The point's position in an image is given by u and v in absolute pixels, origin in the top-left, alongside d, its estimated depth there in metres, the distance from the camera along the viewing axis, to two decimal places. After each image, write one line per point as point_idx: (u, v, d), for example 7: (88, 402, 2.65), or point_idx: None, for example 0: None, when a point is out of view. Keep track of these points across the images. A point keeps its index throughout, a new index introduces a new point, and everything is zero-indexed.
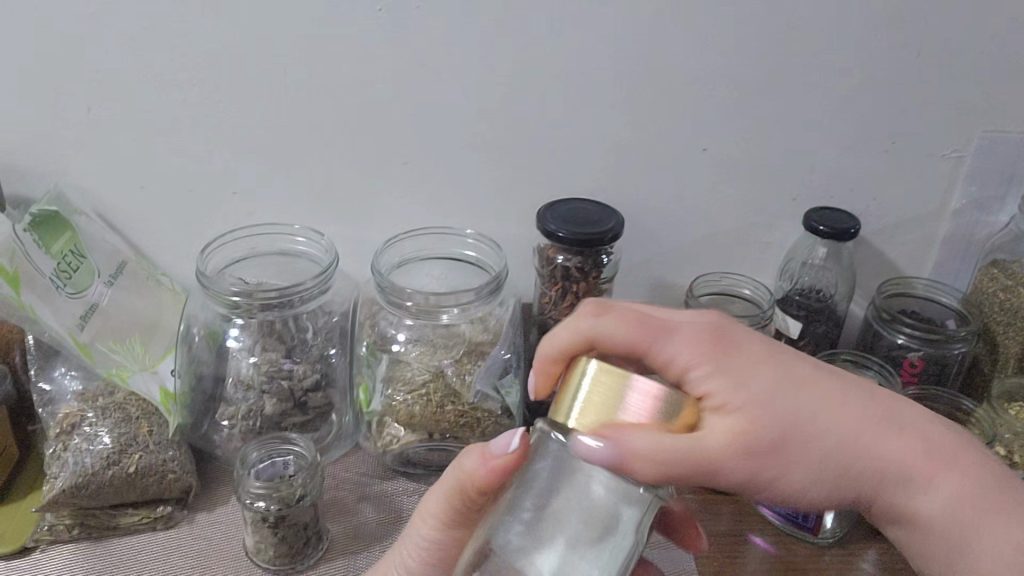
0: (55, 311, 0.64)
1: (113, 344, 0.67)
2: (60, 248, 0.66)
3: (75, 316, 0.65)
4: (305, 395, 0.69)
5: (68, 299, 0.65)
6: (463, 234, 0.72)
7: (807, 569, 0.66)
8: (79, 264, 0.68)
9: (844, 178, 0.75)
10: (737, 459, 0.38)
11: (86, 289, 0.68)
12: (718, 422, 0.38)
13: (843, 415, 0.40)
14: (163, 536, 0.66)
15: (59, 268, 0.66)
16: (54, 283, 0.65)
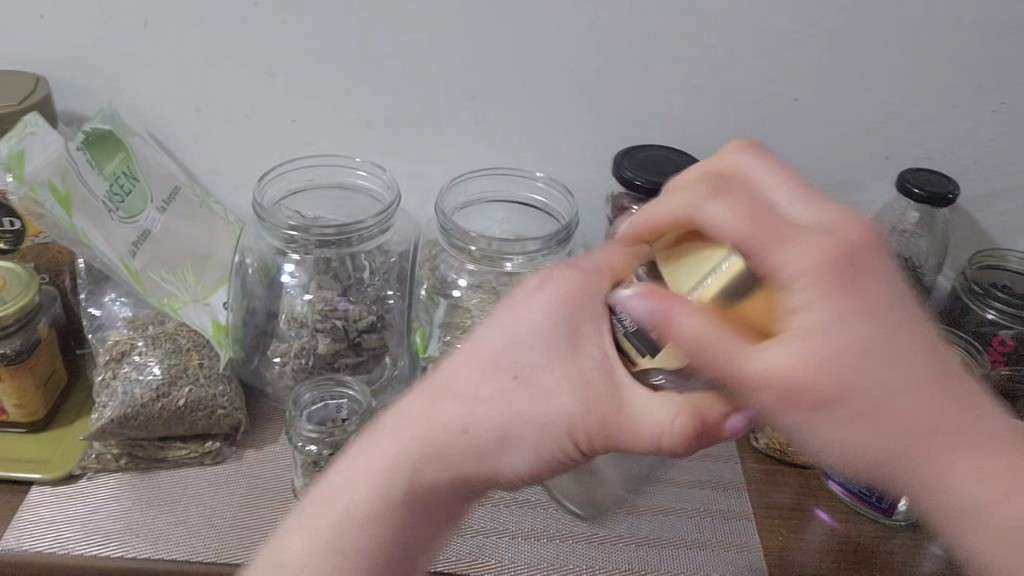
0: (108, 235, 0.61)
1: (166, 274, 0.65)
2: (113, 168, 0.64)
3: (129, 241, 0.63)
4: (359, 336, 0.66)
5: (121, 224, 0.63)
6: (532, 176, 0.67)
7: (876, 552, 0.63)
8: (132, 188, 0.65)
9: (944, 139, 0.70)
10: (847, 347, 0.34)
11: (138, 214, 0.65)
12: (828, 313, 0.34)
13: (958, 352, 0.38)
14: (211, 472, 0.64)
15: (111, 190, 0.63)
16: (105, 206, 0.62)
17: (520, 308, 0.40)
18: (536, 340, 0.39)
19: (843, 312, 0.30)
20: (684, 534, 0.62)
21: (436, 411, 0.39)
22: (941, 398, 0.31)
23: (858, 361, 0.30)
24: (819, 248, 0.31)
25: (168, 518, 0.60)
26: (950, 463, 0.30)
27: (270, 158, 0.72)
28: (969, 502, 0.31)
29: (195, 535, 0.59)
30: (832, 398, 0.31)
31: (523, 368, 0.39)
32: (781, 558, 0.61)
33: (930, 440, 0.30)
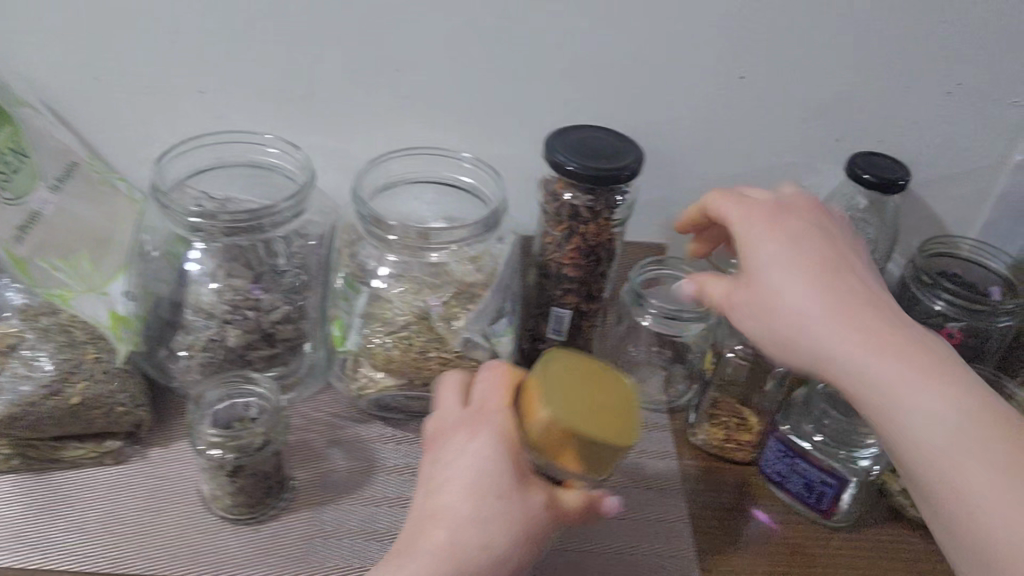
0: None
1: (58, 261, 0.60)
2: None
3: (14, 225, 0.58)
4: (273, 327, 0.62)
5: (5, 206, 0.57)
6: (458, 156, 0.63)
7: (817, 555, 0.60)
8: (21, 165, 0.60)
9: (896, 121, 0.66)
10: (820, 304, 0.43)
11: (27, 194, 0.60)
12: (797, 279, 0.44)
13: (890, 363, 0.40)
14: (112, 472, 0.60)
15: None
16: None
17: (463, 456, 0.46)
18: (502, 480, 0.44)
19: (817, 279, 0.44)
20: (617, 539, 0.59)
21: (438, 536, 0.44)
22: (869, 316, 0.42)
23: (814, 303, 0.43)
24: (815, 251, 0.45)
25: (62, 524, 0.56)
26: (842, 346, 0.41)
27: (178, 131, 0.67)
28: (891, 386, 0.40)
29: (91, 543, 0.55)
30: (768, 323, 0.45)
31: (501, 493, 0.44)
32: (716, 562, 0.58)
33: (865, 350, 0.41)
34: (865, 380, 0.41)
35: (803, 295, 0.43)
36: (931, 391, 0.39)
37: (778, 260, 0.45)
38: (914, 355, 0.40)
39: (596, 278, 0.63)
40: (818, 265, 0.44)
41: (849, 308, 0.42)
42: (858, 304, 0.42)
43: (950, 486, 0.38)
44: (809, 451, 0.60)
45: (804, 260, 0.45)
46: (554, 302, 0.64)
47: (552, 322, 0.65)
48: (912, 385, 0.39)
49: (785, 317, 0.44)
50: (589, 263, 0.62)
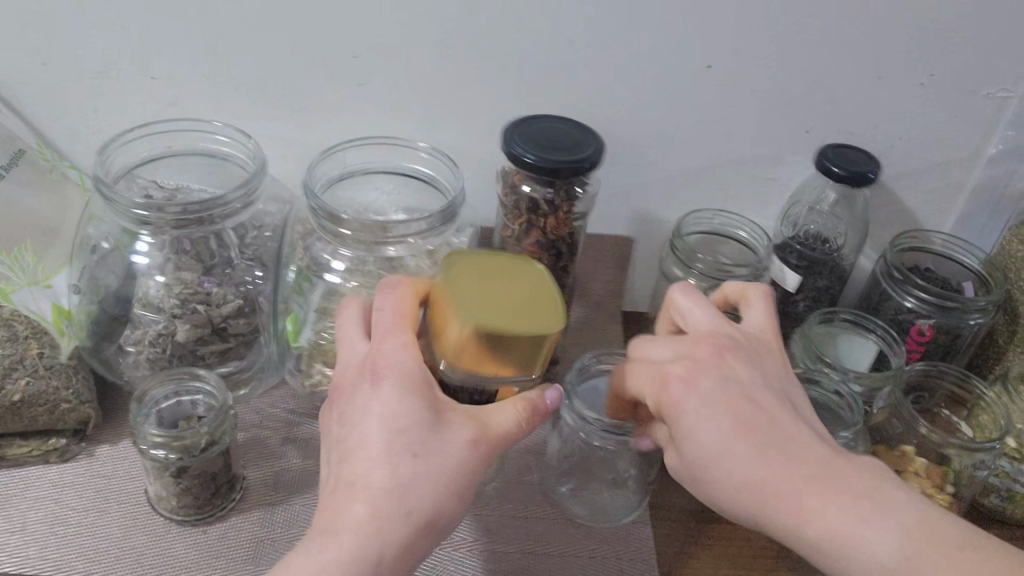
0: None
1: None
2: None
3: None
4: (224, 322, 0.60)
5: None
6: (415, 146, 0.60)
7: (780, 558, 0.59)
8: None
9: (867, 112, 0.64)
10: (751, 449, 0.40)
11: None
12: (727, 434, 0.40)
13: (863, 518, 0.37)
14: (56, 470, 0.58)
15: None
16: None
17: (369, 401, 0.43)
18: (414, 423, 0.42)
19: (720, 405, 0.41)
20: (573, 540, 0.58)
21: (362, 500, 0.41)
22: (826, 469, 0.39)
23: (720, 436, 0.41)
24: (736, 387, 0.42)
25: (2, 525, 0.54)
26: (779, 497, 0.39)
27: (130, 119, 0.65)
28: (844, 538, 0.38)
29: (32, 545, 0.53)
30: (695, 458, 0.42)
31: (416, 436, 0.41)
32: (675, 567, 0.58)
33: (782, 475, 0.39)
34: (836, 552, 0.38)
35: (688, 395, 0.42)
36: (885, 538, 0.37)
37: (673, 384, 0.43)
38: (896, 517, 0.37)
39: (558, 273, 0.61)
40: (729, 385, 0.42)
41: (744, 430, 0.40)
42: (775, 429, 0.41)
43: None
44: None
45: (710, 378, 0.42)
46: None
47: None
48: (850, 528, 0.38)
49: (752, 485, 0.40)
50: (549, 258, 0.60)
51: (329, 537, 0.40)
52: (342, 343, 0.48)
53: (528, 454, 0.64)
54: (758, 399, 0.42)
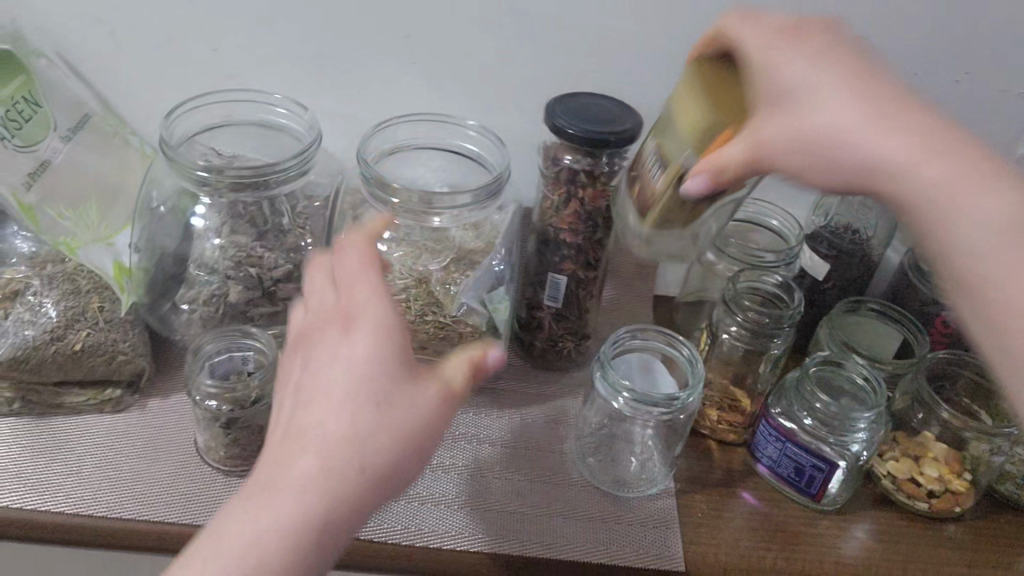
0: None
1: (66, 210, 0.61)
2: (9, 92, 0.59)
3: (25, 173, 0.59)
4: (274, 285, 0.62)
5: (15, 152, 0.59)
6: (464, 124, 0.63)
7: (799, 533, 0.61)
8: (32, 114, 0.61)
9: None
10: (777, 115, 0.44)
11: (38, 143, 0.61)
12: (814, 85, 0.43)
13: (886, 139, 0.41)
14: (110, 420, 0.61)
15: (6, 116, 0.58)
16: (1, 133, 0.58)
17: (337, 355, 0.42)
18: (384, 382, 0.41)
19: (814, 48, 0.45)
20: (599, 506, 0.60)
21: (314, 448, 0.40)
22: (909, 120, 0.41)
23: (855, 114, 0.42)
24: (813, 41, 0.45)
25: (60, 468, 0.57)
26: (889, 137, 0.41)
27: (189, 89, 0.68)
28: (947, 203, 0.39)
29: (87, 487, 0.56)
30: (826, 128, 0.42)
31: (381, 395, 0.40)
32: (698, 535, 0.59)
33: (885, 121, 0.41)
34: (930, 198, 0.39)
35: (796, 54, 0.45)
36: (987, 199, 0.38)
37: (776, 39, 0.46)
38: (927, 126, 0.40)
39: (597, 250, 0.63)
40: (797, 21, 0.47)
41: (888, 98, 0.41)
42: (885, 90, 0.42)
43: (982, 273, 0.38)
44: (797, 433, 0.61)
45: (802, 31, 0.46)
46: (552, 272, 0.64)
47: (549, 290, 0.65)
48: (959, 190, 0.39)
49: (821, 142, 0.43)
50: (587, 230, 0.62)
51: (268, 506, 0.39)
52: (310, 292, 0.47)
53: (559, 425, 0.66)
54: (862, 60, 0.44)
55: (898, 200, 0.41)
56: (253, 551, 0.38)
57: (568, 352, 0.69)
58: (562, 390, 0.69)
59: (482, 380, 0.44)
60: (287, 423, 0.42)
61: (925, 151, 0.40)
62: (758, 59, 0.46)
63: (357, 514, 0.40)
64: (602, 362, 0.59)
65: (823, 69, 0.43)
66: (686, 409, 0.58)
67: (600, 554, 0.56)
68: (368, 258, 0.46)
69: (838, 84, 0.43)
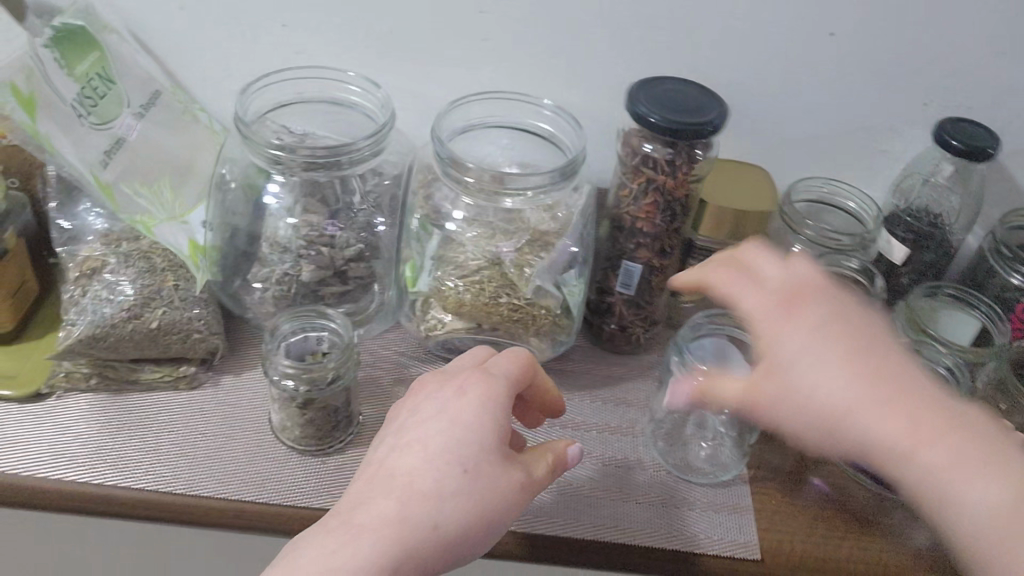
0: (78, 145, 0.56)
1: (139, 188, 0.61)
2: (84, 69, 0.58)
3: (101, 152, 0.58)
4: (346, 264, 0.62)
5: (93, 130, 0.57)
6: (539, 102, 0.61)
7: (873, 522, 0.60)
8: (107, 92, 0.60)
9: (989, 88, 0.64)
10: (765, 397, 0.43)
11: (112, 120, 0.60)
12: (800, 342, 0.42)
13: (852, 390, 0.40)
14: (185, 397, 0.62)
15: (82, 94, 0.57)
16: (79, 111, 0.57)
17: (444, 415, 0.46)
18: (481, 450, 0.44)
19: (843, 355, 0.41)
20: (672, 490, 0.59)
21: (395, 500, 0.43)
22: (884, 389, 0.39)
23: (848, 386, 0.40)
24: (782, 289, 0.45)
25: (137, 445, 0.58)
26: (884, 427, 0.39)
27: (257, 65, 0.67)
28: (931, 478, 0.38)
29: (165, 465, 0.56)
30: (808, 397, 0.41)
31: (472, 463, 0.44)
32: (771, 523, 0.58)
33: (869, 405, 0.39)
34: (883, 465, 0.39)
35: (815, 347, 0.41)
36: (980, 487, 0.37)
37: (813, 350, 0.41)
38: (886, 389, 0.39)
39: (672, 234, 0.62)
40: (834, 330, 0.42)
41: (877, 386, 0.39)
42: (869, 356, 0.41)
43: (958, 528, 0.37)
44: None
45: (825, 341, 0.41)
46: (626, 254, 0.63)
47: (622, 277, 0.64)
48: (931, 452, 0.38)
49: (816, 409, 0.41)
50: (664, 218, 0.61)
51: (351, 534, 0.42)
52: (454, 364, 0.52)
53: (628, 408, 0.65)
54: (846, 331, 0.42)
55: (901, 482, 0.39)
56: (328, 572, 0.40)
57: (636, 338, 0.68)
58: (629, 373, 0.68)
59: (551, 481, 0.48)
60: (374, 468, 0.45)
61: (913, 417, 0.39)
62: (793, 382, 0.42)
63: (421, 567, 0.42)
64: (681, 347, 0.59)
65: (796, 331, 0.42)
66: None
67: (676, 540, 0.56)
68: (519, 358, 0.50)
69: (812, 328, 0.42)
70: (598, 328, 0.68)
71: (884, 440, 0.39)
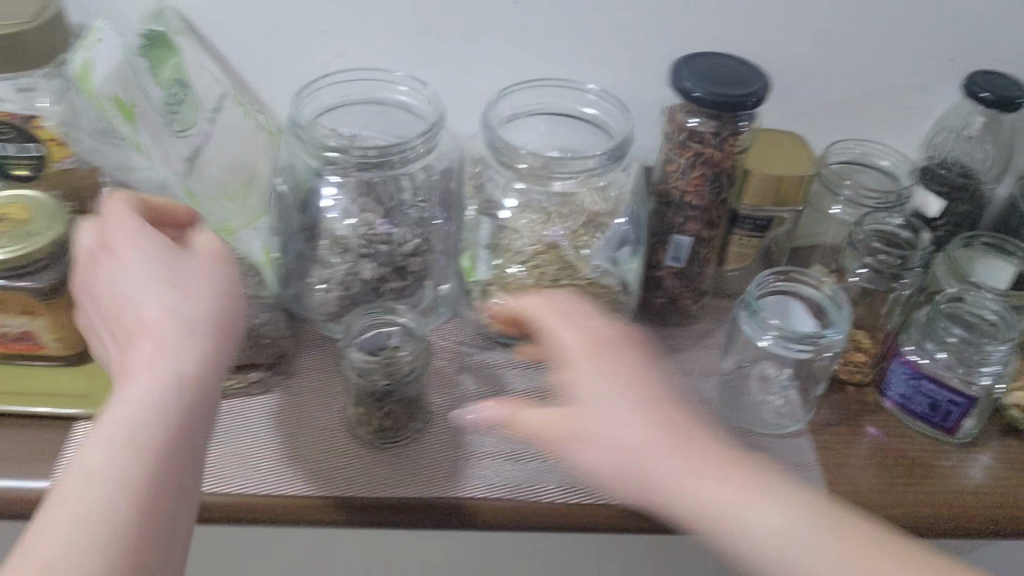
0: (164, 153, 0.58)
1: (218, 196, 0.63)
2: (167, 75, 0.60)
3: (182, 157, 0.60)
4: (404, 260, 0.63)
5: (176, 138, 0.60)
6: (584, 88, 0.63)
7: (931, 466, 0.62)
8: (184, 97, 0.61)
9: (1015, 40, 0.66)
10: (625, 476, 0.48)
11: (192, 127, 0.61)
12: (644, 418, 0.49)
13: (697, 475, 0.46)
14: (259, 402, 0.62)
15: (166, 100, 0.59)
16: (165, 120, 0.59)
17: (133, 289, 0.44)
18: (172, 334, 0.42)
19: (690, 452, 0.47)
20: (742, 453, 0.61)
21: (154, 371, 0.41)
22: (758, 479, 0.45)
23: (737, 496, 0.44)
24: (608, 381, 0.51)
25: (220, 448, 0.58)
26: (758, 516, 0.43)
27: (299, 71, 0.68)
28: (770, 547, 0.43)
29: (248, 465, 0.57)
30: (701, 503, 0.45)
31: (160, 335, 0.42)
32: (839, 476, 0.60)
33: (740, 505, 0.44)
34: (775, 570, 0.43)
35: (656, 432, 0.48)
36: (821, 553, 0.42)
37: (653, 433, 0.48)
38: (736, 462, 0.47)
39: (720, 204, 0.64)
40: (693, 441, 0.48)
41: (753, 493, 0.44)
42: (680, 424, 0.48)
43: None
44: (933, 369, 0.62)
45: (646, 405, 0.50)
46: (675, 227, 0.65)
47: (671, 251, 0.66)
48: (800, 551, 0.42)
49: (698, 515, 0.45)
50: (712, 190, 0.63)
51: (112, 433, 0.38)
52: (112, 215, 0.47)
53: (688, 377, 0.67)
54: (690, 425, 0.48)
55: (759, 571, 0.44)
56: (105, 514, 0.36)
57: (686, 309, 0.70)
58: (684, 345, 0.70)
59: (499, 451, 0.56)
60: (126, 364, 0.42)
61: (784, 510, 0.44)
62: (602, 440, 0.49)
63: (162, 477, 0.38)
64: (748, 304, 0.62)
65: (635, 402, 0.49)
66: (832, 346, 0.60)
67: None
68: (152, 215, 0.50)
69: (623, 406, 0.49)
70: (649, 298, 0.70)
71: (766, 538, 0.43)
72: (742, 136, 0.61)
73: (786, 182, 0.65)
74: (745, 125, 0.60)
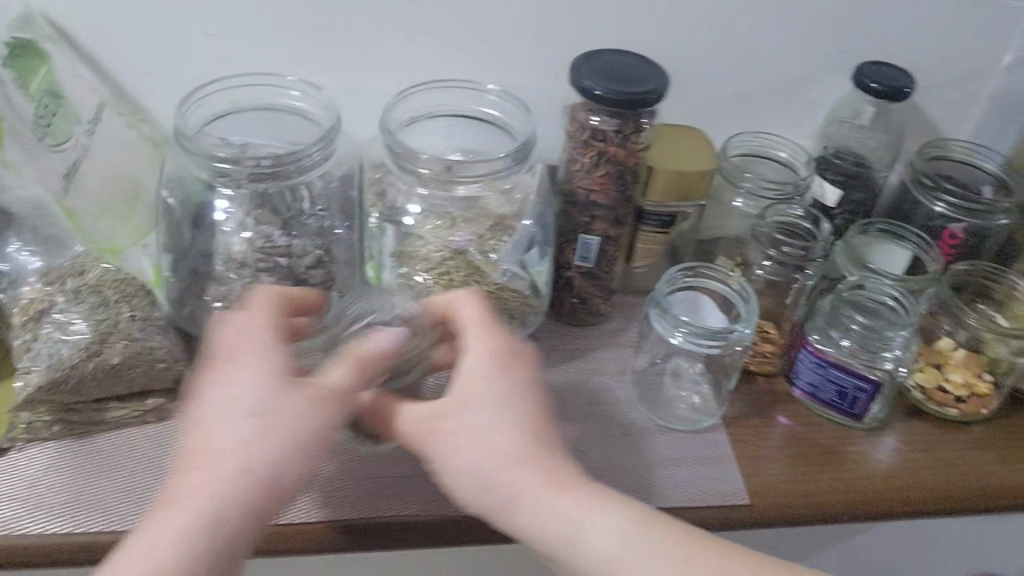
0: (35, 172, 0.61)
1: (100, 212, 0.62)
2: (35, 86, 0.59)
3: (59, 172, 0.61)
4: (306, 272, 0.60)
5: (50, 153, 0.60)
6: (482, 88, 0.62)
7: (842, 452, 0.63)
8: (58, 108, 0.61)
9: (899, 31, 0.68)
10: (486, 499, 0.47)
11: (67, 139, 0.61)
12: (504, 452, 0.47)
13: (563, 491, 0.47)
14: (158, 429, 0.57)
15: (38, 113, 0.60)
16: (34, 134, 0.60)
17: (223, 410, 0.45)
18: (225, 468, 0.43)
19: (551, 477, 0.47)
20: (661, 451, 0.61)
21: (195, 507, 0.42)
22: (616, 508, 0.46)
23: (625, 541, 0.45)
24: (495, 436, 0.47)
25: (117, 484, 0.53)
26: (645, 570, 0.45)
27: (183, 78, 0.65)
28: None
29: (147, 500, 0.53)
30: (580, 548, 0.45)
31: (210, 466, 0.43)
32: (755, 468, 0.61)
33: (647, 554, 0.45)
34: None
35: (500, 433, 0.47)
36: None
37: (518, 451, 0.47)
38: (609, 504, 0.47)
39: (625, 201, 0.64)
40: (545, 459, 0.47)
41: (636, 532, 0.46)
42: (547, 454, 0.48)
43: None
44: (837, 355, 0.63)
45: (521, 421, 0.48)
46: (582, 227, 0.65)
47: (580, 250, 0.66)
48: None
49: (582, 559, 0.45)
50: (618, 187, 0.62)
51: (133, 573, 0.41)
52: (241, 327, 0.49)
53: (602, 377, 0.66)
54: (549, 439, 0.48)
55: None
56: None
57: (597, 309, 0.70)
58: (596, 344, 0.69)
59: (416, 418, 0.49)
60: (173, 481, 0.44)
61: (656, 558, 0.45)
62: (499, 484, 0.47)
63: None
64: (659, 301, 0.62)
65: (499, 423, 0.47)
66: (742, 341, 0.60)
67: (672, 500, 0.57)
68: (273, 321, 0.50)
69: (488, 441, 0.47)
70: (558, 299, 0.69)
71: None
72: (645, 133, 0.60)
73: (690, 177, 0.65)
74: (647, 122, 0.60)
